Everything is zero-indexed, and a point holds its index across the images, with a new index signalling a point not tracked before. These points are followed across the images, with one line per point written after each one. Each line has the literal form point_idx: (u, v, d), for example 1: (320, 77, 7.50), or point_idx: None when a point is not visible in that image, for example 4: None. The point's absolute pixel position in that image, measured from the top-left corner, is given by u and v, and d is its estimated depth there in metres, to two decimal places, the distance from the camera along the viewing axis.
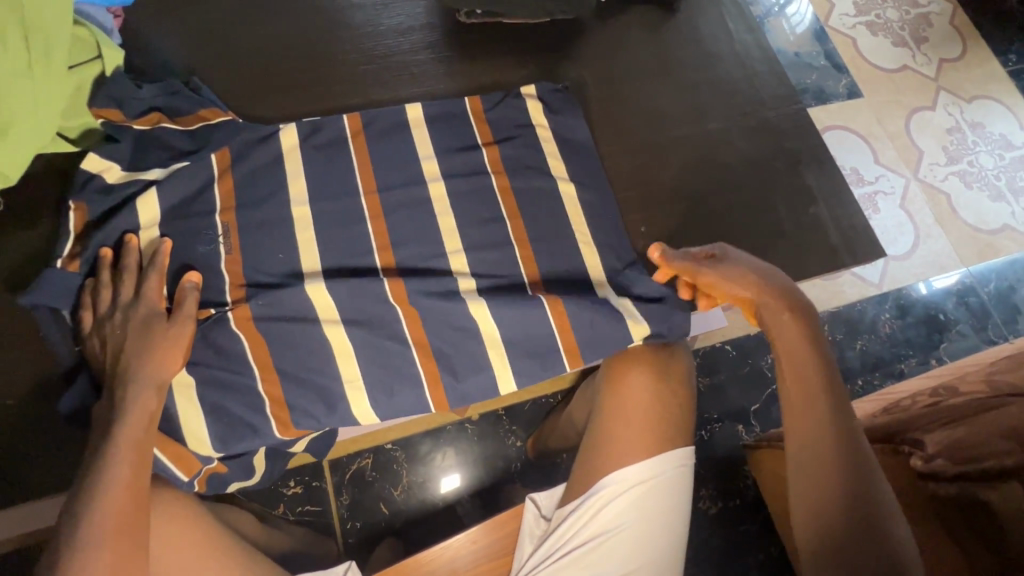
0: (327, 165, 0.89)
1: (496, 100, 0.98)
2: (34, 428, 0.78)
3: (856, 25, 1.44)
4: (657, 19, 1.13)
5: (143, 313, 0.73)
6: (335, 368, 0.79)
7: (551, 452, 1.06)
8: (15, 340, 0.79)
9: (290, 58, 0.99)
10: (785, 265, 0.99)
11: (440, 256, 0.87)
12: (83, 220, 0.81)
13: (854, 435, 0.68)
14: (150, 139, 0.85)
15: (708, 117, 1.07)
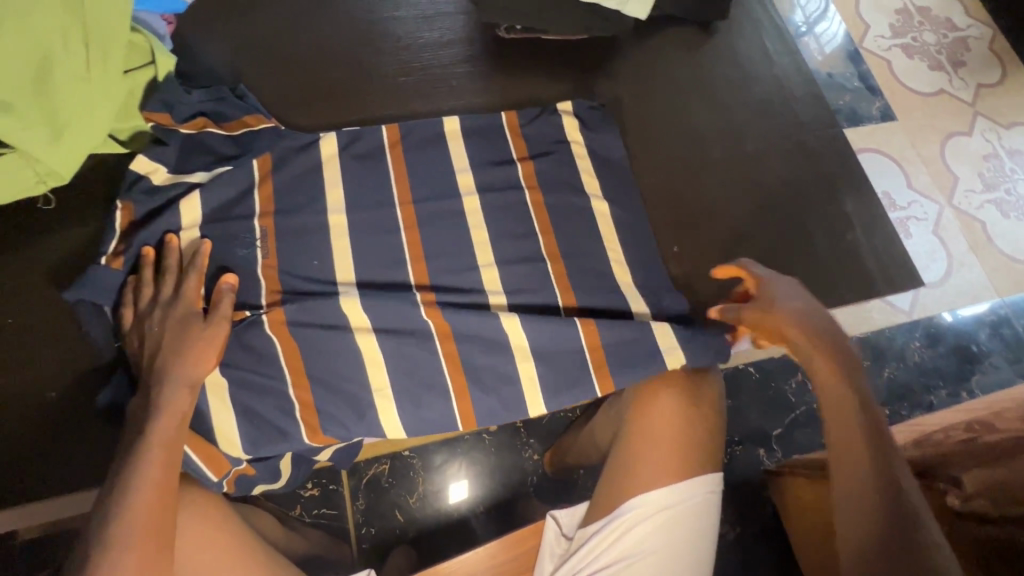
0: (365, 174, 0.91)
1: (532, 115, 0.99)
2: (70, 421, 0.80)
3: (891, 47, 1.42)
4: (694, 38, 1.13)
5: (181, 311, 0.75)
6: (364, 376, 0.80)
7: (569, 467, 1.05)
8: (60, 334, 0.82)
9: (331, 68, 1.01)
10: (817, 290, 0.98)
11: (472, 268, 0.87)
12: (129, 219, 0.82)
13: (888, 444, 0.64)
14: (196, 143, 0.87)
15: (741, 137, 1.07)
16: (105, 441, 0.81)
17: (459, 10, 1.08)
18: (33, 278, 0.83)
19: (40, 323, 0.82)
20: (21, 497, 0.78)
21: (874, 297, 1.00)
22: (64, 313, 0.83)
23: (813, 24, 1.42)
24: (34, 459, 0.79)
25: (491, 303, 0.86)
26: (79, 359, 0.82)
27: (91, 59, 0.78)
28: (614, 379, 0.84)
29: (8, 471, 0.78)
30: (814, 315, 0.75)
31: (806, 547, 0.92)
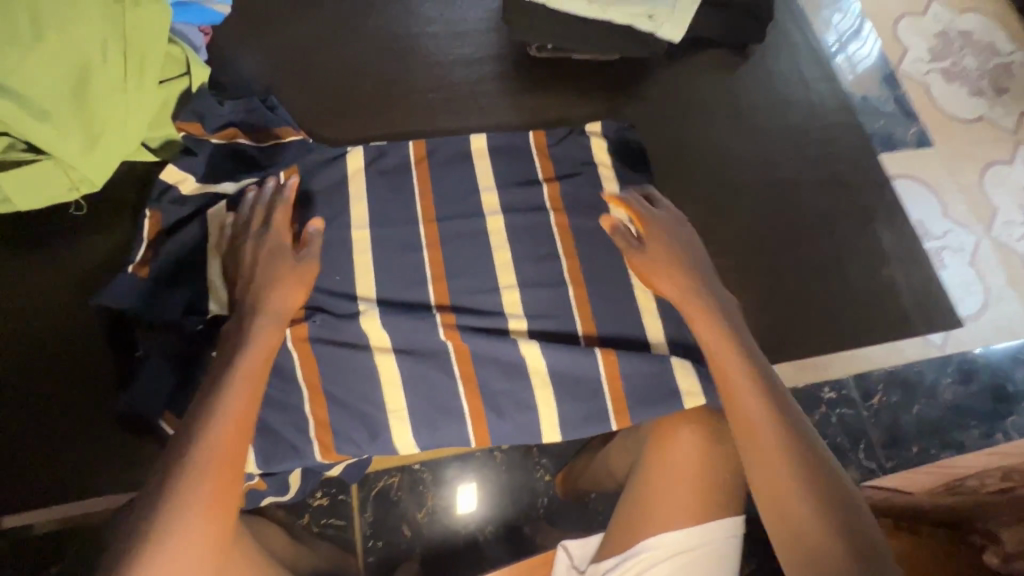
0: (390, 189, 0.90)
1: (560, 135, 0.98)
2: (91, 425, 0.81)
3: (930, 71, 1.38)
4: (728, 61, 1.11)
5: (273, 248, 0.76)
6: (380, 396, 0.79)
7: (581, 491, 1.03)
8: (85, 339, 0.83)
9: (361, 82, 1.01)
10: (841, 326, 0.96)
11: (492, 290, 0.85)
12: (157, 228, 0.83)
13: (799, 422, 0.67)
14: (227, 153, 0.88)
15: (772, 163, 1.04)
16: (121, 449, 0.81)
17: (491, 28, 1.07)
18: (63, 283, 0.85)
19: (67, 328, 0.83)
20: (37, 499, 0.78)
21: (909, 332, 0.98)
22: (89, 319, 0.84)
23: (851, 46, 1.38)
24: (54, 462, 0.79)
25: (512, 326, 0.84)
26: (101, 365, 0.82)
27: (129, 70, 0.79)
28: (632, 413, 0.82)
29: (27, 473, 0.79)
30: (706, 287, 0.79)
31: None
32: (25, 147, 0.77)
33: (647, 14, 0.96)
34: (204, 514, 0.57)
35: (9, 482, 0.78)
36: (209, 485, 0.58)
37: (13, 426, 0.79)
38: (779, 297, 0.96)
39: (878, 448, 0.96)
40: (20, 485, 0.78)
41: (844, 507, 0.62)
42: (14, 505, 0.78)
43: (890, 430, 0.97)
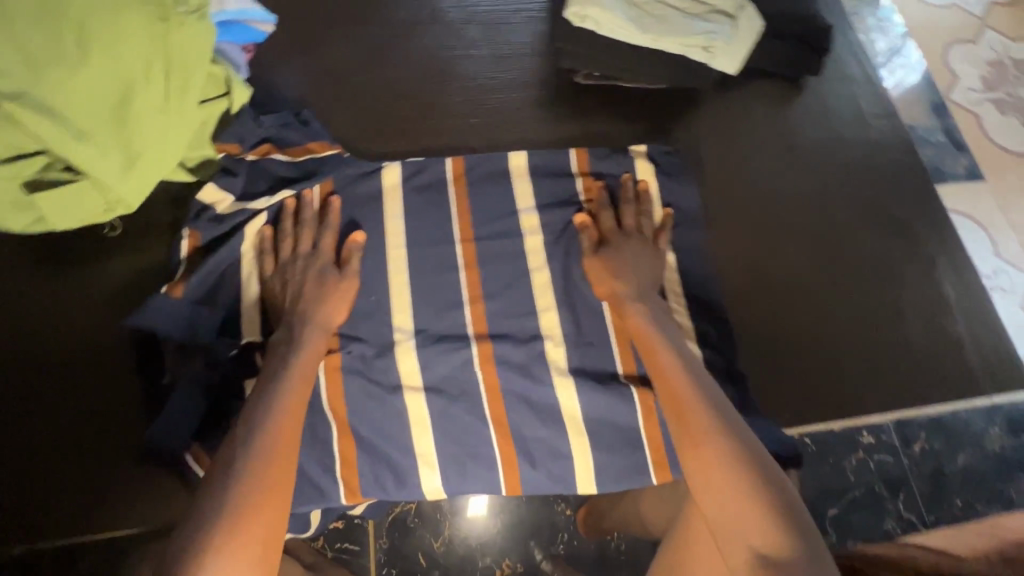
0: (427, 206, 0.87)
1: (603, 153, 0.93)
2: (115, 446, 0.79)
3: (982, 101, 1.33)
4: (781, 91, 1.06)
5: (317, 265, 0.77)
6: (409, 439, 0.76)
7: (604, 529, 0.96)
8: (115, 355, 0.81)
9: (401, 96, 0.99)
10: (898, 371, 0.90)
11: (531, 313, 0.82)
12: (195, 246, 0.81)
13: (716, 396, 0.66)
14: (261, 170, 0.86)
15: (824, 193, 0.99)
16: (140, 479, 0.79)
17: (533, 52, 1.04)
18: (91, 305, 0.83)
19: (91, 353, 0.81)
20: (54, 528, 0.76)
21: (975, 391, 0.91)
22: (115, 344, 0.82)
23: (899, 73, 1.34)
24: (76, 482, 0.78)
25: (549, 358, 0.80)
26: (124, 392, 0.80)
27: (171, 92, 0.77)
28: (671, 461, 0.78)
29: (45, 500, 0.77)
30: (643, 279, 0.79)
31: None
32: (62, 165, 0.75)
33: (703, 46, 0.94)
34: (258, 529, 0.55)
35: (27, 508, 0.76)
36: (264, 503, 0.56)
37: (34, 452, 0.78)
38: (829, 343, 0.90)
39: (919, 500, 0.87)
40: (37, 511, 0.77)
41: (775, 485, 0.59)
42: (32, 531, 0.76)
43: (932, 478, 0.89)
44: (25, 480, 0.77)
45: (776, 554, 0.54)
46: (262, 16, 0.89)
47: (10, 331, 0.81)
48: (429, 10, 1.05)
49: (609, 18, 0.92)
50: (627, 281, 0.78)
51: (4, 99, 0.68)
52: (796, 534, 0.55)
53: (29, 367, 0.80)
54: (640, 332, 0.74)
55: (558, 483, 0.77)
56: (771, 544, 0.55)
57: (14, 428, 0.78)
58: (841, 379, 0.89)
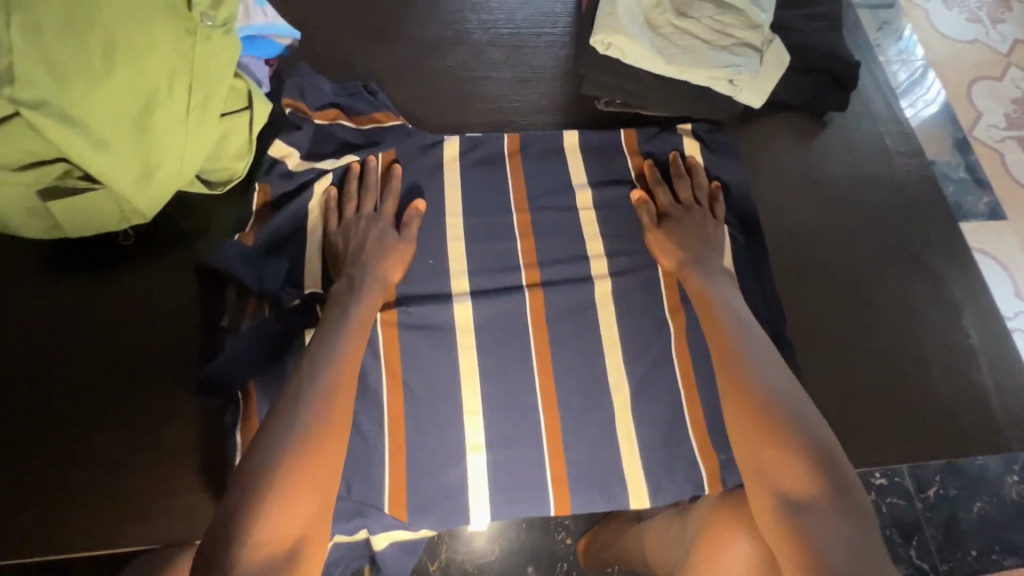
0: (484, 181, 0.91)
1: (651, 134, 0.96)
2: (167, 391, 0.80)
3: (1005, 138, 1.42)
4: (804, 127, 1.05)
5: (380, 228, 0.82)
6: (459, 393, 0.80)
7: (604, 562, 0.93)
8: (174, 303, 0.84)
9: (452, 82, 1.02)
10: (937, 373, 0.89)
11: (586, 279, 0.86)
12: (265, 200, 0.86)
13: (769, 359, 0.71)
14: (329, 133, 0.90)
15: (866, 194, 1.01)
16: (145, 493, 0.77)
17: (554, 81, 1.03)
18: (110, 313, 0.83)
19: (106, 363, 0.80)
20: (49, 544, 0.74)
21: (1005, 447, 0.86)
22: (132, 351, 0.81)
23: (927, 103, 1.41)
24: (126, 427, 0.78)
25: (602, 332, 0.84)
26: (136, 403, 0.79)
27: (193, 105, 0.77)
28: (708, 436, 0.81)
29: (43, 514, 0.75)
30: (702, 248, 0.84)
31: None
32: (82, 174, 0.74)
33: (728, 78, 0.92)
34: (321, 456, 0.61)
35: (22, 523, 0.74)
36: (326, 438, 0.62)
37: (35, 464, 0.76)
38: (853, 382, 0.88)
39: (930, 548, 0.96)
40: (32, 527, 0.74)
41: (815, 443, 0.63)
42: (78, 475, 0.76)
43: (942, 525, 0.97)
44: (23, 494, 0.75)
45: (802, 500, 0.60)
46: (286, 31, 0.90)
47: (18, 340, 0.81)
48: (451, 31, 1.05)
49: (634, 46, 0.90)
50: (690, 254, 0.83)
51: (26, 107, 0.67)
52: (826, 486, 0.60)
53: (37, 377, 0.79)
54: (699, 297, 0.79)
55: (601, 445, 0.80)
56: (802, 491, 0.60)
57: (60, 386, 0.79)
58: (869, 420, 0.86)
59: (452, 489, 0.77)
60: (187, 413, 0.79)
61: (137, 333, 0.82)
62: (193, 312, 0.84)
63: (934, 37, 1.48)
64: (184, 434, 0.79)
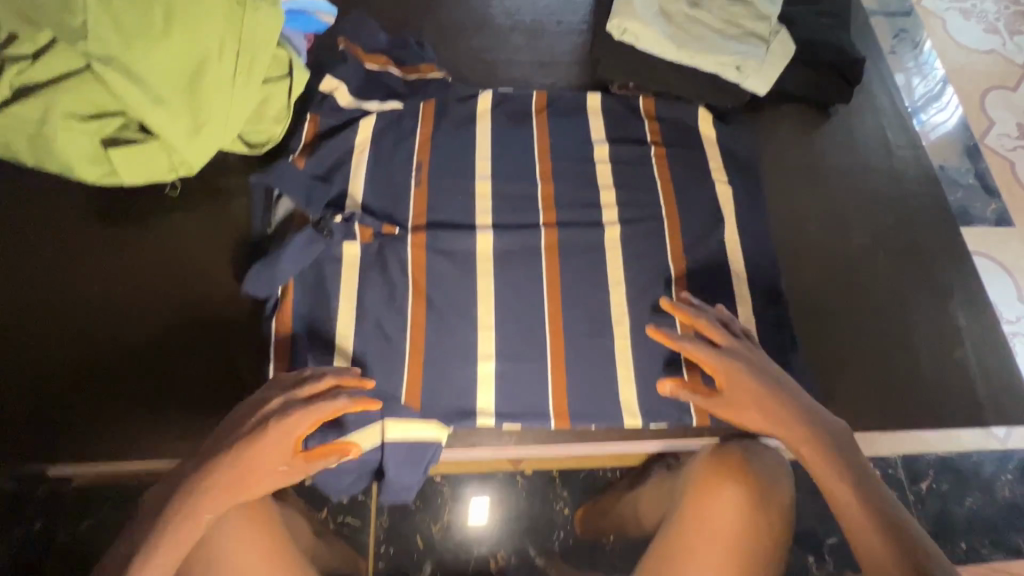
0: (511, 132, 0.98)
1: (671, 100, 1.01)
2: (220, 282, 0.90)
3: (1016, 147, 1.48)
4: (807, 118, 1.09)
5: (270, 444, 0.69)
6: (475, 314, 0.87)
7: (598, 531, 1.08)
8: (227, 209, 0.94)
9: (484, 45, 1.10)
10: (923, 331, 0.95)
11: (597, 224, 0.93)
12: (315, 131, 0.95)
13: (905, 538, 0.66)
14: (378, 79, 0.99)
15: (869, 167, 1.07)
16: (181, 414, 0.84)
17: (574, 61, 1.10)
18: (149, 258, 0.90)
19: (144, 300, 0.88)
20: (99, 450, 0.82)
21: (979, 420, 0.91)
22: (177, 279, 0.89)
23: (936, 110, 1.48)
24: (184, 311, 0.88)
25: (608, 272, 0.90)
26: (178, 335, 0.87)
27: (240, 70, 0.84)
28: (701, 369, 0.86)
29: (92, 427, 0.83)
30: (787, 401, 0.75)
31: None
32: (136, 127, 0.82)
33: (736, 65, 0.98)
34: None
35: (76, 436, 0.83)
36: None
37: (78, 384, 0.84)
38: (840, 349, 0.93)
39: None
40: (85, 439, 0.83)
41: None
42: (138, 348, 0.86)
43: None
44: (76, 379, 0.84)
45: None
46: (325, 7, 0.97)
47: (71, 276, 0.88)
48: (477, 15, 1.12)
49: (646, 31, 0.97)
50: (779, 417, 0.75)
51: (95, 59, 0.76)
52: None
53: (90, 310, 0.87)
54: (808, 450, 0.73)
55: (602, 371, 0.86)
56: None
57: (123, 271, 0.89)
58: (859, 371, 0.92)
59: (462, 405, 0.83)
60: (223, 346, 0.87)
61: (180, 273, 0.90)
62: (232, 257, 0.91)
63: (956, 50, 1.57)
64: (219, 365, 0.86)
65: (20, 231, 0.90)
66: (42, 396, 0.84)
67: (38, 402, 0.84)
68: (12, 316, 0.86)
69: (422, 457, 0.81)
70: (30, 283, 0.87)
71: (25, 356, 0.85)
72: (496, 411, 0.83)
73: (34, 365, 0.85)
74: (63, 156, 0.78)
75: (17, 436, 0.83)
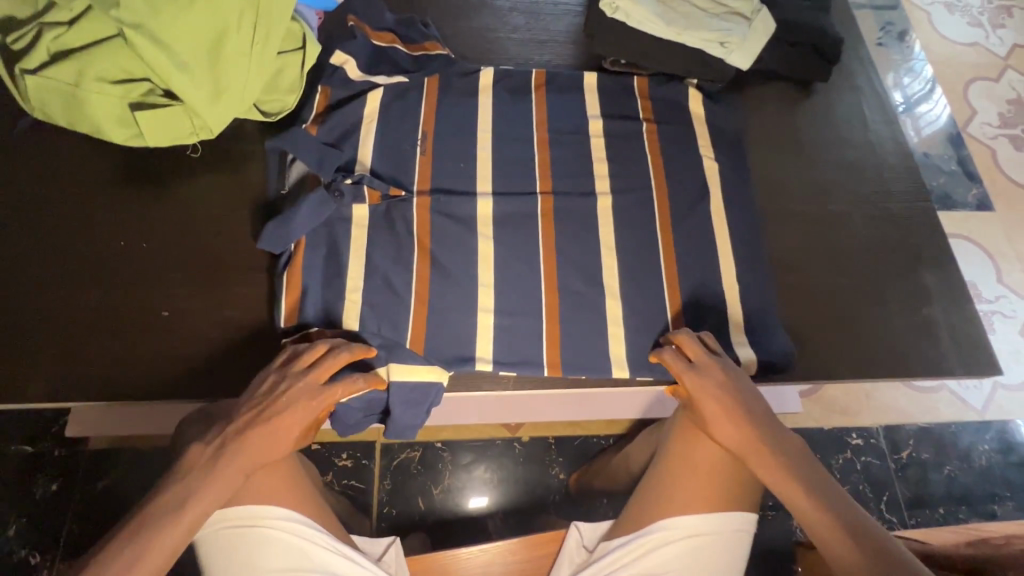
0: (512, 107, 1.05)
1: (664, 81, 1.08)
2: (238, 235, 0.96)
3: (997, 136, 1.55)
4: (791, 97, 1.16)
5: (294, 414, 0.74)
6: (476, 273, 0.93)
7: (591, 492, 1.14)
8: (245, 169, 1.00)
9: (486, 27, 1.16)
10: (892, 293, 1.02)
11: (591, 193, 0.99)
12: (326, 101, 1.00)
13: (843, 511, 0.71)
14: (385, 55, 1.03)
15: (849, 143, 1.14)
16: (200, 355, 0.89)
17: (569, 41, 1.16)
18: (172, 213, 0.96)
19: (167, 250, 0.94)
20: (120, 392, 0.86)
21: (945, 373, 0.98)
22: (198, 231, 0.96)
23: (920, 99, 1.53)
24: (205, 261, 0.94)
25: (601, 237, 0.96)
26: (197, 286, 0.93)
27: (257, 39, 0.90)
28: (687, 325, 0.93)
29: (113, 369, 0.87)
30: (747, 396, 0.80)
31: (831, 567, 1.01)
32: (162, 93, 0.89)
33: (719, 41, 1.05)
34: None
35: (88, 374, 0.87)
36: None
37: (102, 329, 0.89)
38: (818, 310, 0.99)
39: (900, 496, 1.25)
40: (97, 378, 0.87)
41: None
42: (161, 295, 0.92)
43: (914, 479, 1.26)
44: (101, 323, 0.89)
45: None
46: None
47: (99, 230, 0.94)
48: None
49: (636, 9, 1.04)
50: (744, 410, 0.78)
51: (128, 25, 0.83)
52: None
53: (116, 260, 0.93)
54: (759, 450, 0.77)
55: (595, 328, 0.92)
56: None
57: (148, 224, 0.95)
58: (835, 331, 0.98)
59: (465, 352, 0.89)
60: (240, 295, 0.93)
61: (201, 227, 0.96)
62: (248, 214, 0.98)
63: (940, 42, 1.64)
64: (236, 315, 0.92)
65: (51, 189, 0.96)
66: (59, 336, 0.88)
67: (56, 341, 0.88)
68: (41, 265, 0.92)
69: (426, 397, 0.85)
70: (62, 236, 0.93)
71: (50, 302, 0.90)
72: (494, 359, 0.90)
73: (61, 310, 0.89)
74: (96, 117, 0.86)
75: (31, 370, 0.86)
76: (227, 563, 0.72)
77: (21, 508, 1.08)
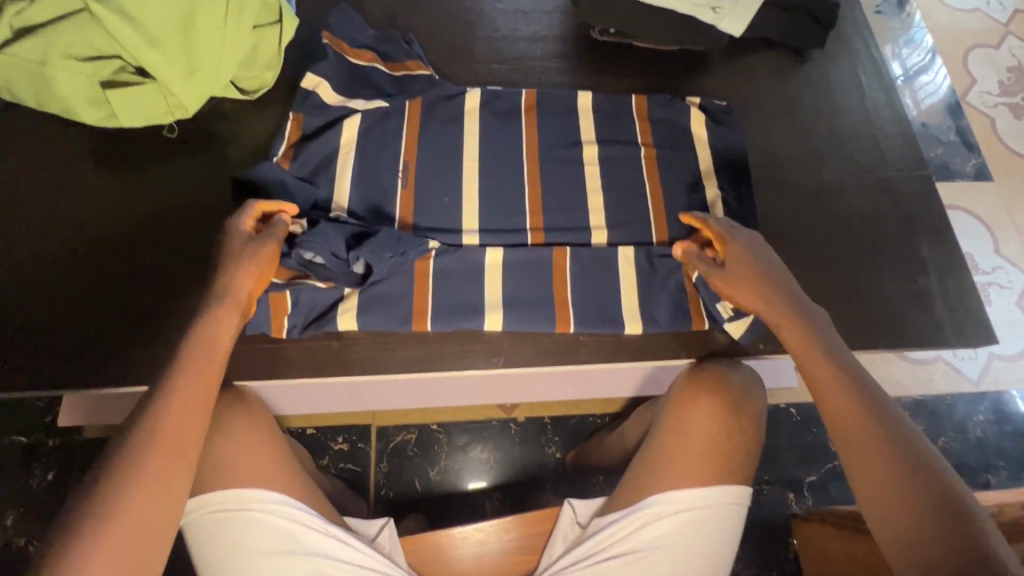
0: (500, 130, 0.99)
1: (662, 100, 1.03)
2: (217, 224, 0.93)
3: (997, 104, 1.52)
4: (790, 96, 1.11)
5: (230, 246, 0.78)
6: (466, 298, 0.90)
7: (589, 469, 1.15)
8: (224, 150, 0.97)
9: (469, 28, 1.10)
10: (891, 277, 1.00)
11: (584, 228, 0.95)
12: (298, 130, 0.95)
13: (854, 375, 0.70)
14: (363, 75, 0.98)
15: (847, 120, 1.11)
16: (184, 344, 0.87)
17: (556, 11, 1.13)
18: (149, 199, 0.93)
19: (146, 236, 0.92)
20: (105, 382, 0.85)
21: (941, 345, 0.97)
22: (177, 214, 0.93)
23: (920, 70, 1.49)
24: (187, 251, 0.91)
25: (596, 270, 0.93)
26: (177, 268, 0.91)
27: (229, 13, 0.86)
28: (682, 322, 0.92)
29: (99, 362, 0.86)
30: (771, 261, 0.83)
31: (832, 539, 1.01)
32: (133, 71, 0.86)
33: (711, 6, 1.02)
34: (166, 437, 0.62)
35: (69, 369, 0.85)
36: (157, 446, 0.61)
37: (85, 319, 0.87)
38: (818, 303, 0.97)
39: None
40: (79, 373, 0.85)
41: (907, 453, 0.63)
42: (143, 282, 0.89)
43: None
44: (83, 317, 0.87)
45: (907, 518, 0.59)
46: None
47: (75, 214, 0.92)
48: None
49: None
50: (768, 272, 0.81)
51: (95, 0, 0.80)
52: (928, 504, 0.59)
53: (95, 242, 0.91)
54: (777, 313, 0.78)
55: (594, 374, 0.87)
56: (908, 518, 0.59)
57: (127, 211, 0.93)
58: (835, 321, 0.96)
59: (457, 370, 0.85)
60: None
61: (180, 212, 0.93)
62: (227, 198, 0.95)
63: (939, 9, 1.59)
64: None
65: (25, 187, 0.93)
66: (43, 325, 0.87)
67: (34, 327, 0.86)
68: (20, 257, 0.89)
69: (410, 243, 0.88)
70: (38, 230, 0.91)
71: (28, 297, 0.88)
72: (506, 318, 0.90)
73: (41, 304, 0.87)
74: (65, 96, 0.84)
75: (14, 366, 0.85)
76: (216, 546, 0.72)
77: (20, 499, 1.08)
